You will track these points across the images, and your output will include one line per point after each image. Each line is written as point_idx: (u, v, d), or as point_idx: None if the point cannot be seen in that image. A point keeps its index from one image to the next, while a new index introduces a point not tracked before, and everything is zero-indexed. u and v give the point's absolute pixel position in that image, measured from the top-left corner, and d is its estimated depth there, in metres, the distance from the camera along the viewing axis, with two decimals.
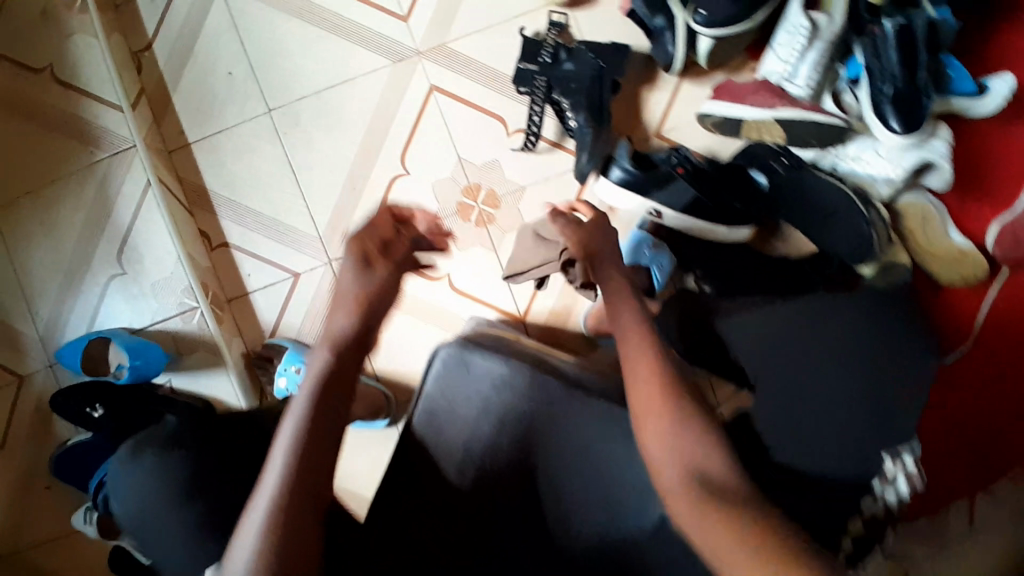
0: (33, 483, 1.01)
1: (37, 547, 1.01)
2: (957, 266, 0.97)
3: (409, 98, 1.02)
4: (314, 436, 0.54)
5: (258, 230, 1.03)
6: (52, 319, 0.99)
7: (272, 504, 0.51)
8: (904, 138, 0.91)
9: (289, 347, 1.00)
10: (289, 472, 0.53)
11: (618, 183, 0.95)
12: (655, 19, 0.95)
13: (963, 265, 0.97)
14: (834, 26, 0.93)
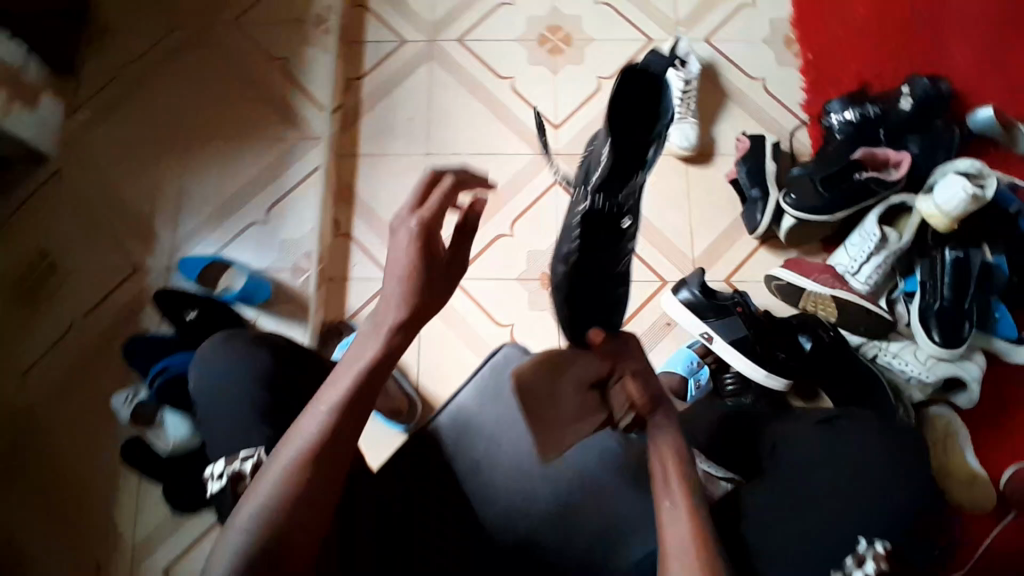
0: (98, 359, 1.12)
1: (77, 413, 1.11)
2: (969, 489, 1.03)
3: (536, 181, 1.24)
4: (367, 392, 0.62)
5: (376, 233, 1.21)
6: (190, 236, 1.18)
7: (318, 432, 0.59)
8: (942, 349, 1.04)
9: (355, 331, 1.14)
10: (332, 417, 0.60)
11: (683, 302, 1.10)
12: (752, 189, 1.16)
13: (972, 491, 1.03)
14: (902, 240, 1.08)
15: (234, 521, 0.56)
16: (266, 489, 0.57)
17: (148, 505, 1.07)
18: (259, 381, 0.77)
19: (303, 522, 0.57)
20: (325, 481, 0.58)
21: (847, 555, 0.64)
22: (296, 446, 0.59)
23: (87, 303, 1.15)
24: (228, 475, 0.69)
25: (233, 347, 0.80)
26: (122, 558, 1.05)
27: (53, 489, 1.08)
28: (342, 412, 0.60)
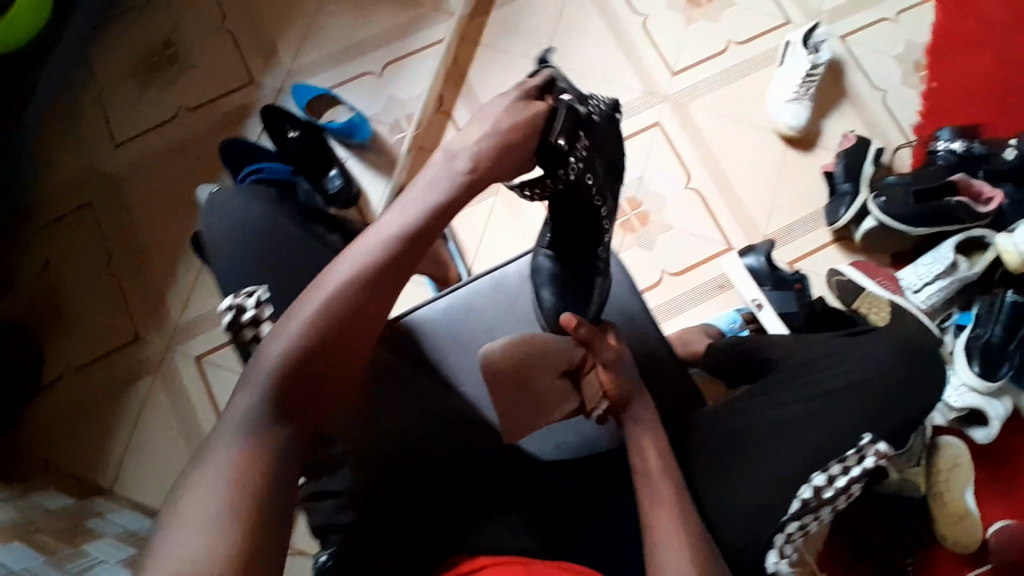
0: (192, 149, 1.19)
1: (158, 189, 1.17)
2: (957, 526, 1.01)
3: (639, 119, 1.26)
4: (409, 243, 0.64)
5: (475, 121, 1.25)
6: (307, 67, 1.22)
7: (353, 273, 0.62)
8: (978, 380, 1.05)
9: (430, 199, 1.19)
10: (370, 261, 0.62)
11: (747, 266, 1.15)
12: (844, 183, 1.17)
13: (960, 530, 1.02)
14: (971, 270, 1.10)
15: (261, 352, 0.59)
16: (298, 318, 0.60)
17: (201, 294, 1.14)
18: (287, 230, 0.79)
19: (339, 326, 0.60)
20: (372, 296, 0.62)
21: (852, 448, 0.66)
22: (359, 257, 0.62)
23: (198, 99, 1.20)
24: (233, 308, 0.71)
25: (241, 195, 0.81)
26: (165, 330, 1.13)
27: (122, 251, 1.16)
28: (405, 235, 0.64)
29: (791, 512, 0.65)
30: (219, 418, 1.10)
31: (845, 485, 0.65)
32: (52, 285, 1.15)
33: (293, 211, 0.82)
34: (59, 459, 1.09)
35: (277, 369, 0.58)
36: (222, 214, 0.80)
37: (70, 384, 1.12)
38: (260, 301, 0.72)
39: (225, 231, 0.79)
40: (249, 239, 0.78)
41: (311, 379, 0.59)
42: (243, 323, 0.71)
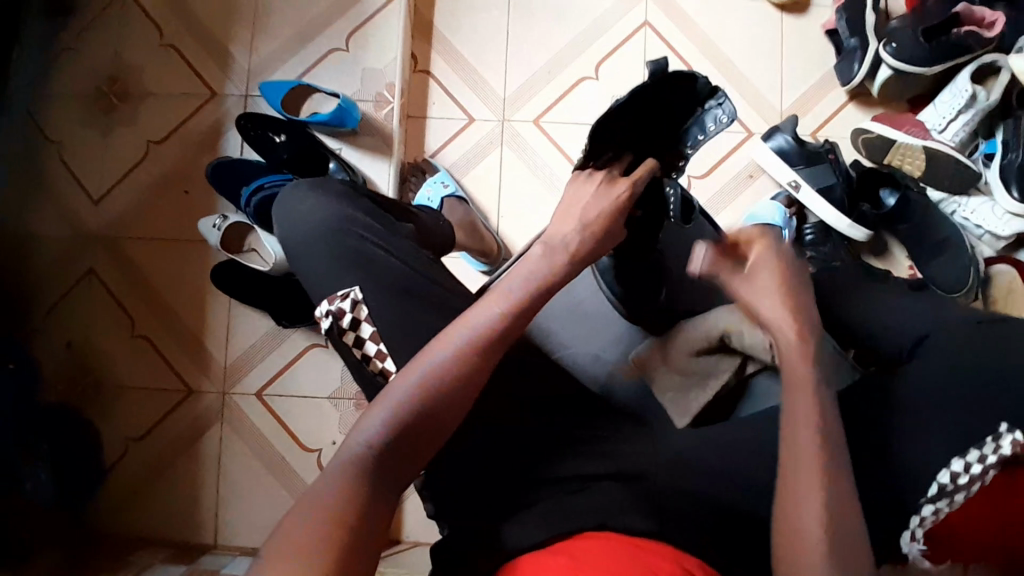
0: (178, 181, 1.12)
1: (162, 231, 1.12)
2: None
3: (624, 23, 1.18)
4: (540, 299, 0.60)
5: (459, 72, 1.17)
6: (269, 61, 1.13)
7: (492, 320, 0.57)
8: (1021, 204, 1.04)
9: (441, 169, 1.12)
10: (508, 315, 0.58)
11: (775, 149, 1.11)
12: (850, 38, 1.12)
13: None
14: (990, 98, 1.06)
15: (388, 390, 0.55)
16: (432, 362, 0.55)
17: (239, 329, 1.11)
18: (366, 217, 0.77)
19: (442, 408, 0.54)
20: (486, 370, 0.56)
21: (995, 432, 0.57)
22: (466, 330, 0.57)
23: (162, 129, 1.13)
24: (329, 314, 0.70)
25: (306, 188, 0.79)
26: (214, 371, 1.10)
27: (144, 310, 1.12)
28: (513, 311, 0.58)
29: (928, 494, 0.58)
30: (298, 444, 1.09)
31: (981, 472, 0.57)
32: (85, 361, 1.11)
33: (364, 199, 0.80)
34: (152, 527, 1.09)
35: (406, 411, 0.53)
36: (293, 205, 0.78)
37: (136, 454, 1.10)
38: (355, 304, 0.70)
39: (300, 225, 0.76)
40: (315, 237, 0.75)
41: (431, 426, 0.54)
42: (343, 328, 0.70)
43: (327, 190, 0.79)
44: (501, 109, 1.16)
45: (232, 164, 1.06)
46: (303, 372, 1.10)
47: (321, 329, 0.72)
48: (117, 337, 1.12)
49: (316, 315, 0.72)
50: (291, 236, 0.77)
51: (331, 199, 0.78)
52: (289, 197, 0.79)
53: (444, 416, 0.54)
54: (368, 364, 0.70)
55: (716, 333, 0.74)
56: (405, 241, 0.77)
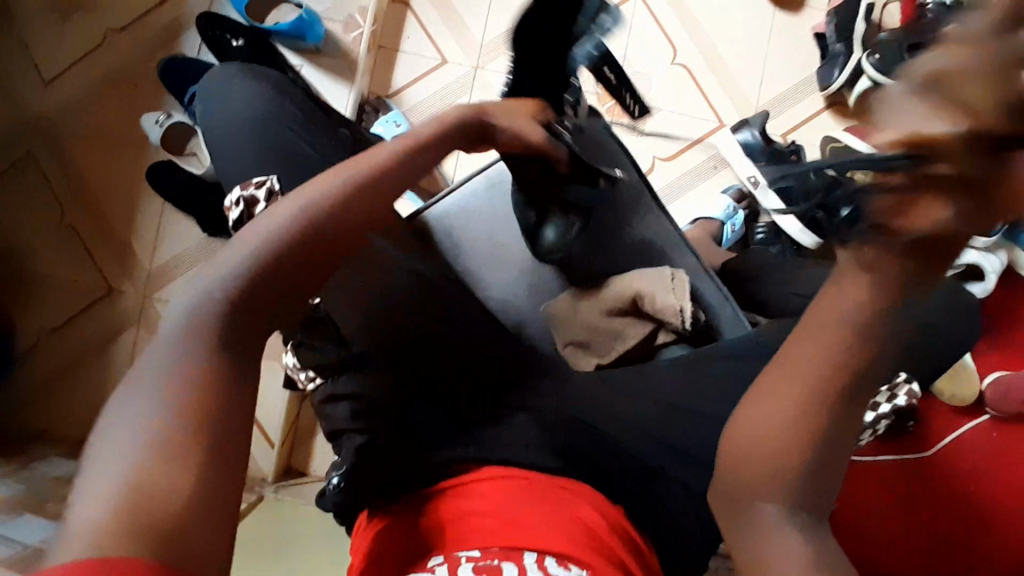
0: (129, 72, 1.08)
1: (104, 120, 1.08)
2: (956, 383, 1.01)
3: None
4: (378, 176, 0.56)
5: (438, 9, 1.13)
6: None
7: (326, 194, 0.52)
8: (975, 236, 1.03)
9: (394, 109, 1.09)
10: (344, 188, 0.53)
11: (742, 142, 1.10)
12: (835, 44, 1.10)
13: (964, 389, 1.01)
14: None
15: (209, 268, 0.48)
16: (261, 230, 0.49)
17: (171, 234, 1.07)
18: (300, 118, 0.77)
19: (251, 308, 0.47)
20: (329, 247, 0.51)
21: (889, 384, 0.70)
22: (297, 201, 0.51)
23: (122, 16, 1.08)
24: (241, 201, 0.70)
25: (239, 83, 0.79)
26: (139, 272, 1.07)
27: (76, 202, 1.08)
28: (335, 206, 0.52)
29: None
30: None
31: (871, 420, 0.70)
32: (10, 246, 1.08)
33: (300, 97, 0.80)
34: (53, 422, 1.06)
35: (231, 283, 0.46)
36: (225, 102, 0.76)
37: (49, 346, 1.07)
38: (269, 195, 0.70)
39: (231, 119, 0.76)
40: (245, 131, 0.74)
41: (256, 306, 0.47)
42: (253, 217, 0.70)
43: (259, 86, 0.78)
44: (476, 55, 1.13)
45: (188, 62, 1.03)
46: None
47: (230, 218, 0.72)
48: (44, 221, 1.08)
49: (226, 203, 0.72)
50: (218, 129, 0.75)
51: (261, 96, 0.76)
52: (221, 89, 0.77)
53: (269, 297, 0.48)
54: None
55: (630, 295, 0.76)
56: (335, 153, 0.77)
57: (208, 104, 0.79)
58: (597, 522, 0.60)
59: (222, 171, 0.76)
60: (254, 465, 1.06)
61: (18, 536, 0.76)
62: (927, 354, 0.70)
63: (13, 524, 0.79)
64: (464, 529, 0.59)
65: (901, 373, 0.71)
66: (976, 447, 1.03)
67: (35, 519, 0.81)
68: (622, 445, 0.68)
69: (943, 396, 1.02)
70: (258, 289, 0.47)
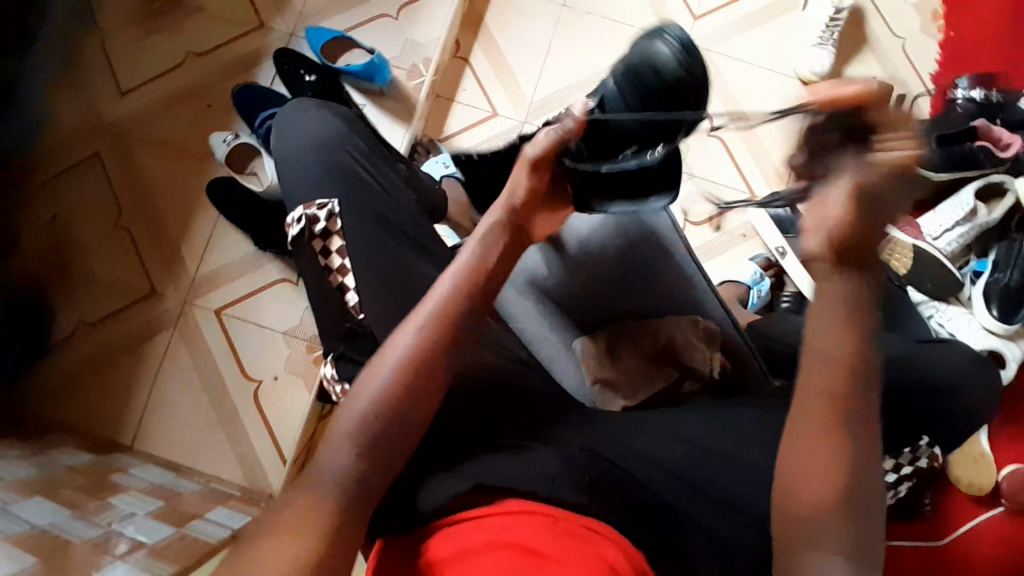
0: (205, 95, 1.17)
1: (174, 135, 1.16)
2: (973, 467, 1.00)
3: None
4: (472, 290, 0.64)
5: (494, 67, 1.22)
6: (322, 11, 1.19)
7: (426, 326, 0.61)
8: (998, 322, 1.05)
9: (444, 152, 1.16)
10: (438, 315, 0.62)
11: (771, 216, 1.16)
12: None
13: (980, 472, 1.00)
14: (990, 217, 1.09)
15: (344, 413, 0.59)
16: (383, 376, 0.59)
17: (219, 246, 1.12)
18: (360, 144, 0.81)
19: (379, 442, 0.58)
20: (433, 374, 0.61)
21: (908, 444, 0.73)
22: (408, 336, 0.61)
23: (205, 45, 1.18)
24: (304, 218, 0.75)
25: (308, 108, 0.84)
26: (182, 279, 1.12)
27: (134, 206, 1.14)
28: (430, 337, 0.61)
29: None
30: (240, 371, 1.09)
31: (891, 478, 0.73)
32: (67, 241, 1.14)
33: (363, 128, 0.85)
34: (76, 414, 1.08)
35: (364, 426, 0.58)
36: (297, 122, 0.82)
37: (85, 338, 1.10)
38: (329, 215, 0.76)
39: (296, 136, 0.81)
40: (312, 148, 0.80)
41: (381, 447, 0.58)
42: (314, 234, 0.75)
43: (331, 111, 0.84)
44: (525, 111, 1.21)
45: (262, 91, 1.11)
46: (268, 303, 1.11)
47: (290, 235, 0.77)
48: (103, 221, 1.14)
49: (286, 219, 0.77)
50: (288, 144, 0.81)
51: (331, 120, 0.82)
52: (297, 110, 0.84)
53: (389, 437, 0.58)
54: (329, 276, 0.75)
55: (661, 337, 0.80)
56: (392, 177, 0.83)
57: (278, 124, 0.84)
58: (619, 559, 0.59)
59: (280, 182, 0.81)
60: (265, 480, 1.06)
61: (30, 516, 0.78)
62: (940, 417, 0.72)
63: (25, 505, 0.80)
64: (483, 563, 0.57)
65: (920, 436, 0.73)
66: (992, 541, 1.00)
67: (47, 503, 0.82)
68: (638, 479, 0.68)
69: (960, 483, 1.01)
70: (379, 421, 0.58)
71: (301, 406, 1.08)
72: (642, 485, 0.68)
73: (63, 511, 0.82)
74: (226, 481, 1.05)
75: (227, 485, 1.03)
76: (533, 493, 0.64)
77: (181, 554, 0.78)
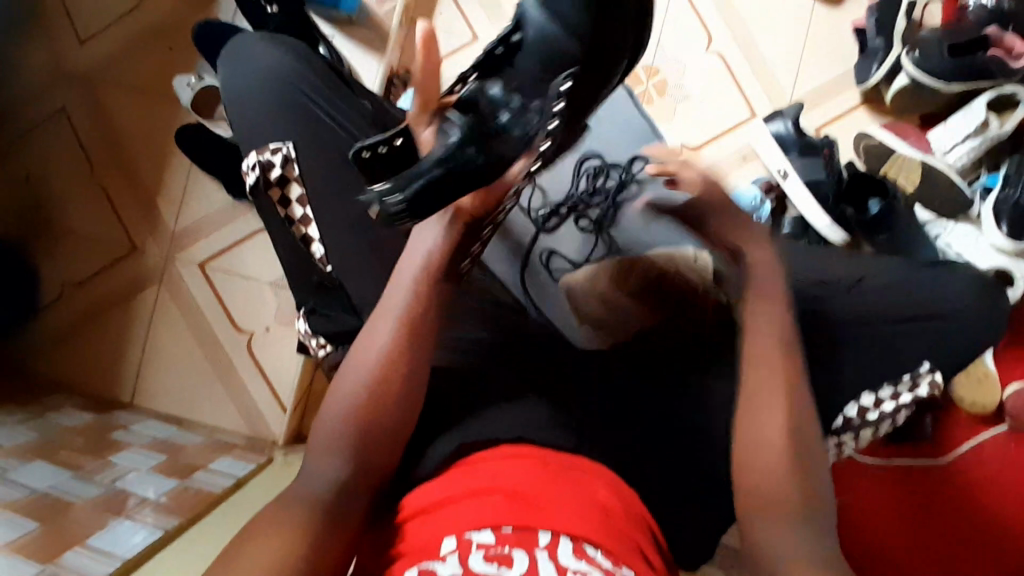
0: (167, 37, 1.10)
1: (137, 81, 1.10)
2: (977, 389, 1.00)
3: None
4: (438, 266, 0.64)
5: None
6: None
7: (395, 319, 0.61)
8: (1007, 240, 1.01)
9: None
10: (405, 302, 0.62)
11: (773, 133, 1.08)
12: (875, 39, 1.09)
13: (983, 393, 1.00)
14: (1002, 130, 1.03)
15: (329, 418, 0.60)
16: (361, 375, 0.60)
17: (196, 197, 1.08)
18: (318, 78, 0.76)
19: (363, 439, 0.59)
20: (414, 361, 0.61)
21: (907, 372, 0.68)
22: (381, 330, 0.61)
23: None
24: (257, 165, 0.72)
25: (259, 42, 0.78)
26: (162, 232, 1.09)
27: (105, 159, 1.10)
28: (399, 329, 0.61)
29: (833, 427, 0.69)
30: (231, 323, 1.08)
31: (892, 411, 0.68)
32: (40, 199, 1.10)
33: (318, 60, 0.79)
34: (73, 374, 1.08)
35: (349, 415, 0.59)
36: (251, 63, 0.77)
37: (71, 299, 1.09)
38: (284, 161, 0.72)
39: (251, 78, 0.76)
40: (272, 89, 0.75)
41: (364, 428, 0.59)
42: (269, 181, 0.72)
43: (282, 43, 0.78)
44: None
45: (223, 27, 1.05)
46: (251, 253, 1.08)
47: (246, 182, 0.74)
48: (73, 176, 1.10)
49: (243, 168, 0.74)
50: (244, 87, 0.76)
51: (284, 55, 0.76)
52: (246, 49, 0.78)
53: (376, 425, 0.59)
54: (291, 227, 0.73)
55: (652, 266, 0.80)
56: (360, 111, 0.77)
57: (227, 61, 0.79)
58: (610, 500, 0.58)
59: (241, 131, 0.76)
60: (267, 428, 1.07)
61: (30, 482, 0.78)
62: (939, 351, 0.69)
63: (24, 470, 0.81)
64: (467, 506, 0.55)
65: (923, 363, 0.68)
66: (996, 461, 1.00)
67: (47, 466, 0.83)
68: (627, 427, 0.67)
69: (963, 402, 1.01)
70: (359, 407, 0.59)
71: (295, 354, 1.07)
72: (631, 431, 0.67)
73: (64, 473, 0.83)
74: (228, 431, 1.06)
75: (229, 435, 1.04)
76: (517, 436, 0.62)
77: (183, 509, 0.79)
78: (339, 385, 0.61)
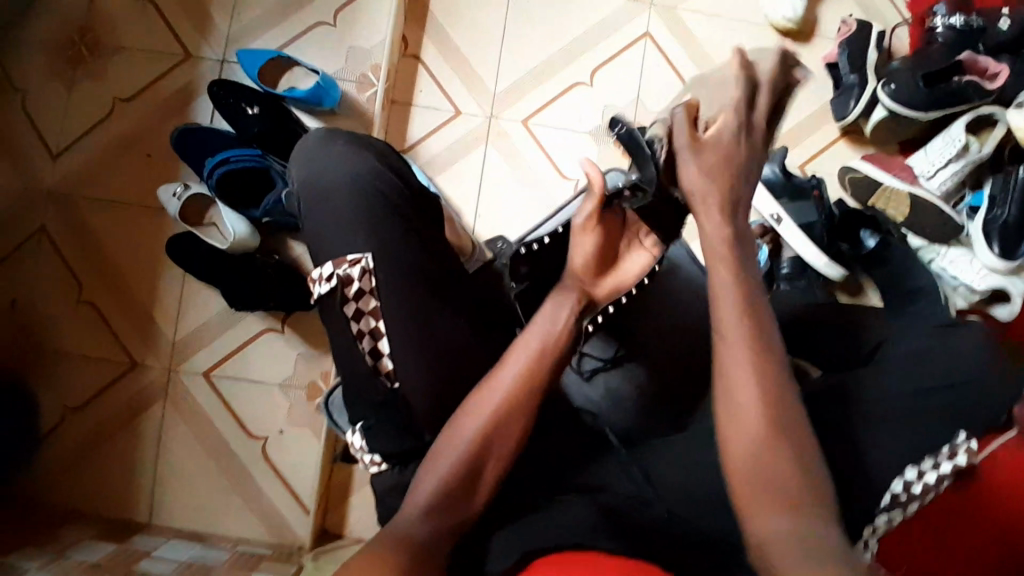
0: (144, 145, 1.08)
1: (119, 192, 1.07)
2: None
3: (625, 32, 1.14)
4: (548, 365, 0.65)
5: (450, 60, 1.13)
6: (252, 30, 1.09)
7: (495, 406, 0.62)
8: (1001, 261, 1.03)
9: (412, 165, 1.09)
10: (511, 393, 0.63)
11: (761, 179, 1.10)
12: (849, 74, 1.10)
13: None
14: (982, 151, 1.05)
15: (409, 505, 0.60)
16: (447, 465, 0.61)
17: (193, 305, 1.06)
18: (402, 186, 0.74)
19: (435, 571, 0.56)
20: (504, 454, 0.62)
21: (947, 444, 0.67)
22: (478, 419, 0.62)
23: (130, 88, 1.08)
24: (336, 279, 0.67)
25: (339, 139, 0.75)
26: (161, 346, 1.06)
27: (94, 276, 1.06)
28: (495, 419, 0.62)
29: (881, 505, 0.66)
30: (243, 431, 1.05)
31: (934, 481, 0.65)
32: (28, 323, 1.06)
33: (397, 161, 0.77)
34: (85, 501, 1.04)
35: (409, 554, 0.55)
36: (332, 161, 0.73)
37: (72, 425, 1.05)
38: (362, 274, 0.68)
39: (334, 176, 0.72)
40: (358, 189, 0.71)
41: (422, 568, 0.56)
42: (348, 296, 0.67)
43: (371, 146, 0.76)
44: (490, 105, 1.12)
45: (202, 131, 1.02)
46: (256, 357, 1.05)
47: (316, 292, 0.69)
48: (61, 296, 1.06)
49: (312, 276, 0.69)
50: (329, 184, 0.72)
51: (373, 159, 0.74)
52: (331, 143, 0.75)
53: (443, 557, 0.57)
54: (361, 341, 0.67)
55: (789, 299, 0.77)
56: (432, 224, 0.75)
57: (302, 153, 0.75)
58: None
59: (315, 230, 0.71)
60: (291, 532, 1.04)
61: None
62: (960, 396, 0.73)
63: None
64: None
65: (959, 434, 0.67)
66: None
67: None
68: (680, 522, 0.66)
69: None
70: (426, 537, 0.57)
71: (312, 454, 1.05)
72: (685, 523, 0.66)
73: None
74: (251, 542, 1.02)
75: (255, 545, 1.01)
76: (575, 543, 0.59)
77: None
78: (424, 472, 0.61)
